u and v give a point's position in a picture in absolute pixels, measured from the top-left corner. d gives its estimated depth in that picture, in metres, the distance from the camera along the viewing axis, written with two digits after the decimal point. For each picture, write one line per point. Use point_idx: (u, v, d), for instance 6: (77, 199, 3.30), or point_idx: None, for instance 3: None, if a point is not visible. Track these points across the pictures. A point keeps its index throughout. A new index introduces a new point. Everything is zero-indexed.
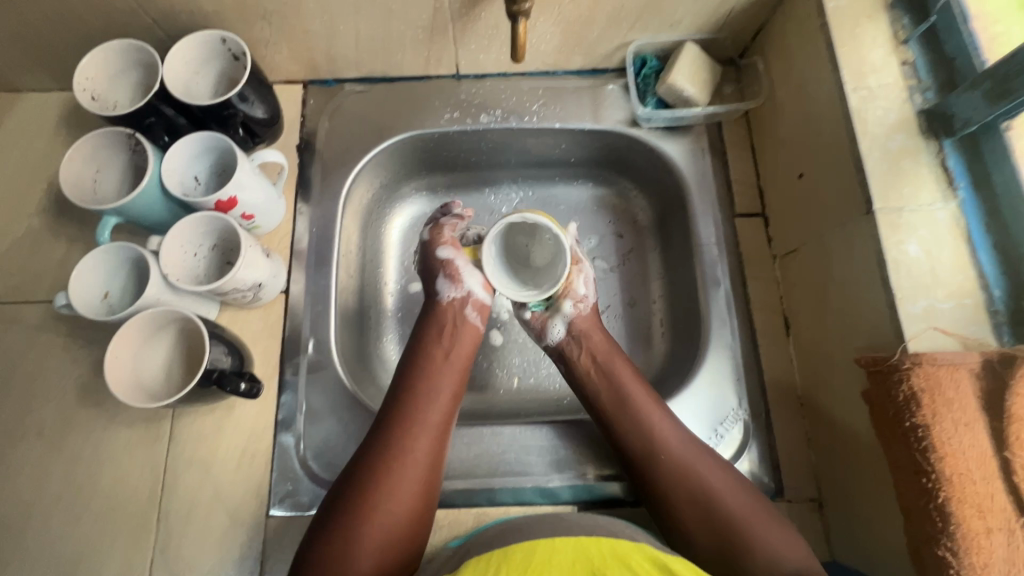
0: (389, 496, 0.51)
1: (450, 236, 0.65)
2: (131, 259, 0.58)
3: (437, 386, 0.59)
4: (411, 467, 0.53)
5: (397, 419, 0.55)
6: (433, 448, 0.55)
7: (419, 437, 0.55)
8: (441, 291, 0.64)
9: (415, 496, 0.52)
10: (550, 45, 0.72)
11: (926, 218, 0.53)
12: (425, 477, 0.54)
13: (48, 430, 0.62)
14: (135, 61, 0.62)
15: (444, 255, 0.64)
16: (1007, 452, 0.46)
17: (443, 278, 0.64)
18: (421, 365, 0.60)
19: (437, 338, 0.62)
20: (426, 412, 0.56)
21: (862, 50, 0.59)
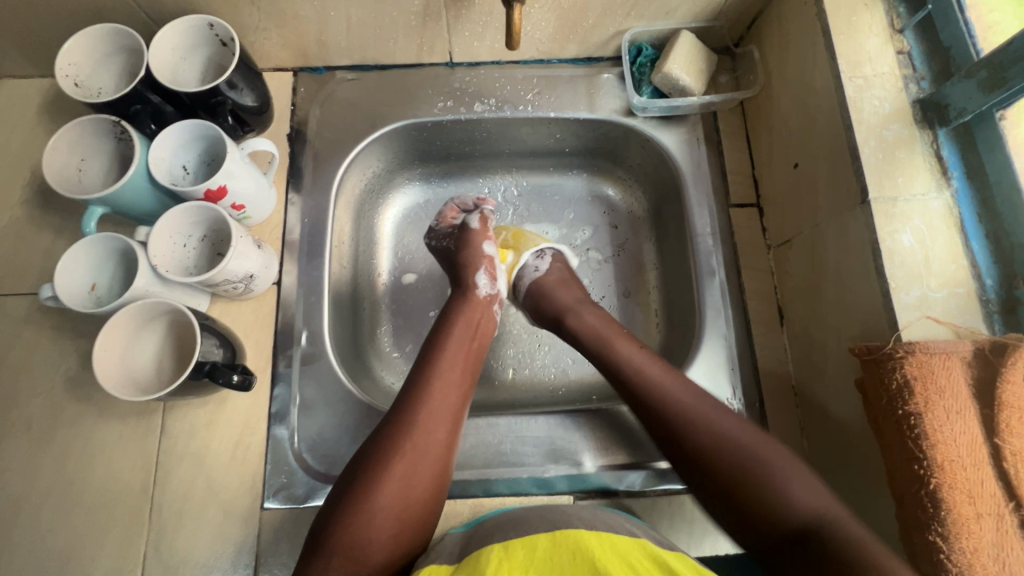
0: (409, 474, 0.51)
1: (487, 234, 0.71)
2: (118, 250, 0.57)
3: (458, 368, 0.59)
4: (430, 444, 0.53)
5: (419, 396, 0.55)
6: (450, 429, 0.55)
7: (440, 413, 0.55)
8: (480, 284, 0.67)
9: (431, 476, 0.52)
10: (546, 33, 0.71)
11: (920, 208, 0.54)
12: (442, 456, 0.53)
13: (35, 425, 0.61)
14: (120, 47, 0.60)
15: (485, 250, 0.70)
16: (997, 439, 0.46)
17: (484, 271, 0.68)
18: (444, 345, 0.60)
19: (466, 325, 0.63)
20: (447, 390, 0.56)
21: (858, 39, 0.59)
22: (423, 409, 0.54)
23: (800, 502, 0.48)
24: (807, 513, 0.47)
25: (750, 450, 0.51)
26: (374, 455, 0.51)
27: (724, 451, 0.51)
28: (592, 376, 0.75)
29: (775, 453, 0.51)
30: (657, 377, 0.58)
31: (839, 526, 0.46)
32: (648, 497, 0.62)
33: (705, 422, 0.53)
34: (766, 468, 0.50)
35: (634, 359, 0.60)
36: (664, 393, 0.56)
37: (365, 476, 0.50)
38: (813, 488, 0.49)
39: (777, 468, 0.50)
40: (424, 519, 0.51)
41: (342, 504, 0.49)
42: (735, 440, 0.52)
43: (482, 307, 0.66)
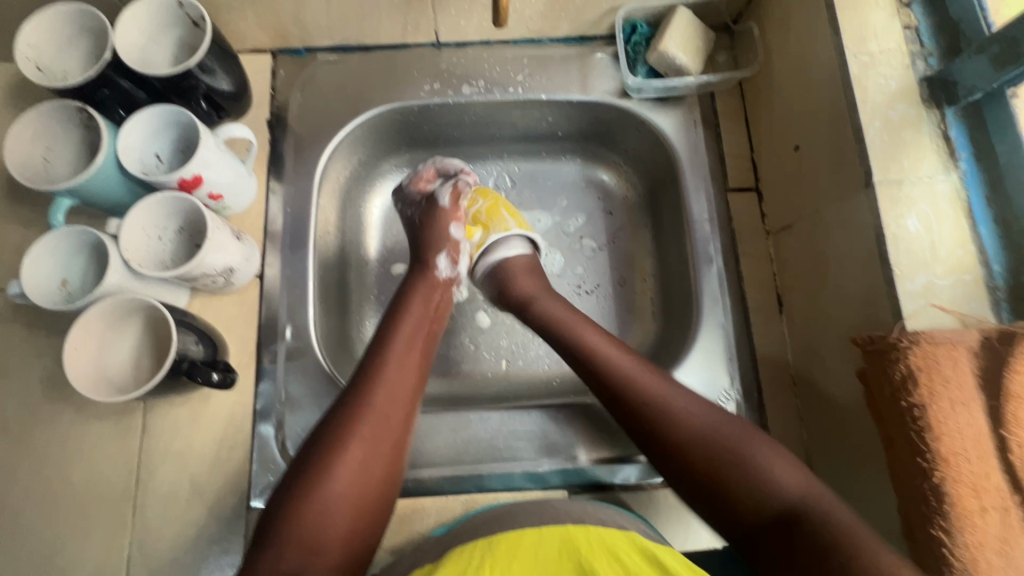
0: (367, 458, 0.49)
1: (456, 215, 0.69)
2: (89, 244, 0.55)
3: (414, 345, 0.57)
4: (388, 427, 0.51)
5: (375, 375, 0.53)
6: (408, 410, 0.53)
7: (396, 393, 0.53)
8: (440, 267, 0.65)
9: (387, 460, 0.50)
10: (535, 10, 0.68)
11: (926, 191, 0.51)
12: (399, 437, 0.52)
13: (10, 425, 0.59)
14: (85, 28, 0.57)
15: (451, 233, 0.68)
16: (1004, 431, 0.45)
17: (445, 254, 0.66)
18: (400, 324, 0.58)
19: (425, 302, 0.61)
20: (404, 369, 0.54)
21: (863, 13, 0.56)
22: (379, 388, 0.52)
23: (779, 484, 0.46)
24: (784, 496, 0.46)
25: (722, 433, 0.50)
26: (326, 437, 0.49)
27: (687, 437, 0.50)
28: None
29: (756, 439, 0.49)
30: (619, 364, 0.56)
31: (821, 508, 0.44)
32: (645, 490, 0.61)
33: (667, 408, 0.52)
34: (743, 450, 0.48)
35: (595, 344, 0.58)
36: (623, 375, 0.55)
37: (318, 459, 0.48)
38: (793, 468, 0.47)
39: (754, 450, 0.48)
40: (378, 504, 0.49)
41: (293, 489, 0.46)
42: (706, 427, 0.50)
43: (441, 290, 0.63)
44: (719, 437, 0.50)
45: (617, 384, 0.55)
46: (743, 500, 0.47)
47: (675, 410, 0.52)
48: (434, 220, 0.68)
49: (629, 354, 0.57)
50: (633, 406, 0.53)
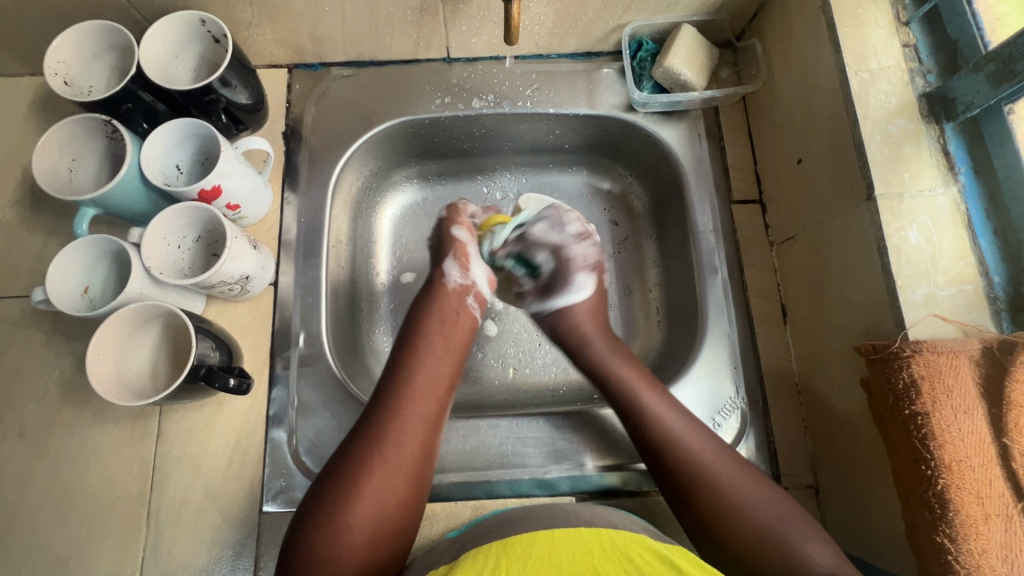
0: (381, 489, 0.49)
1: (462, 222, 0.68)
2: (111, 252, 0.56)
3: (433, 374, 0.56)
4: (402, 460, 0.50)
5: (390, 407, 0.53)
6: (425, 439, 0.52)
7: (411, 424, 0.52)
8: (448, 274, 0.65)
9: (404, 488, 0.50)
10: (544, 27, 0.70)
11: (926, 204, 0.53)
12: (415, 465, 0.51)
13: (29, 429, 0.60)
14: (110, 45, 0.59)
15: (457, 237, 0.67)
16: (1006, 439, 0.46)
17: (454, 260, 0.65)
18: (419, 351, 0.57)
19: (436, 321, 0.61)
20: (422, 399, 0.54)
21: (863, 31, 0.58)
22: (393, 419, 0.52)
23: (815, 568, 0.47)
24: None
25: (766, 512, 0.50)
26: (344, 470, 0.49)
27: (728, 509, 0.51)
28: None
29: (792, 521, 0.50)
30: (664, 419, 0.56)
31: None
32: (651, 497, 0.62)
33: (711, 477, 0.52)
34: (780, 532, 0.49)
35: (649, 404, 0.57)
36: (668, 434, 0.55)
37: (334, 494, 0.48)
38: (827, 550, 0.48)
39: (793, 532, 0.49)
40: (395, 532, 0.49)
41: (311, 521, 0.47)
42: (752, 505, 0.51)
43: (452, 302, 0.63)
44: (759, 515, 0.50)
45: (665, 438, 0.55)
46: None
47: (716, 476, 0.52)
48: (441, 233, 0.68)
49: (678, 412, 0.57)
50: (674, 465, 0.54)
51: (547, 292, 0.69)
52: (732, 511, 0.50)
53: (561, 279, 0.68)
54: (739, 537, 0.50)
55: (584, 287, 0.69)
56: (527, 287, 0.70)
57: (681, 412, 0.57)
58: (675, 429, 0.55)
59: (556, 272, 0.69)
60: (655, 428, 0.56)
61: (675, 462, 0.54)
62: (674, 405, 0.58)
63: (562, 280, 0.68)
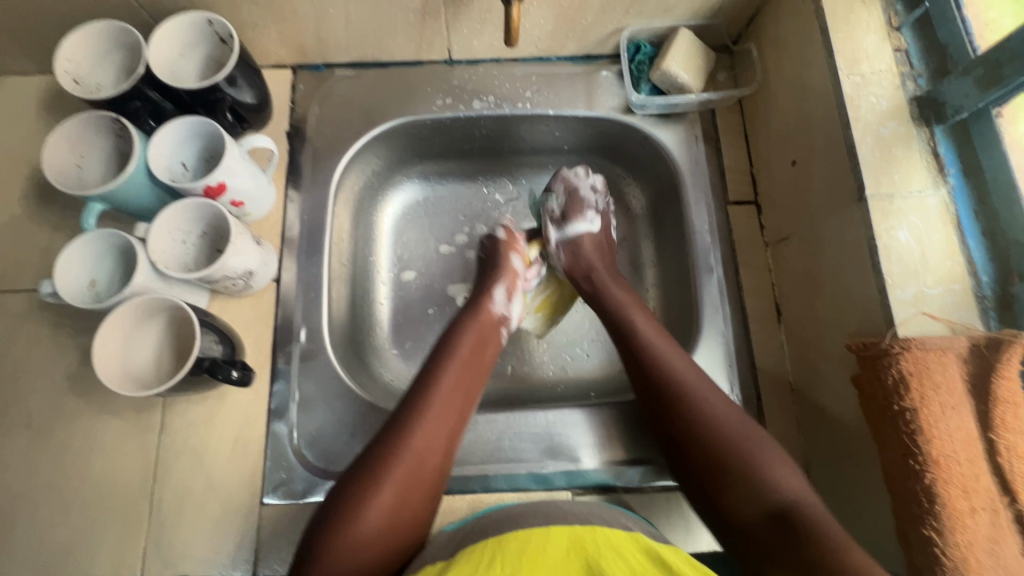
0: (400, 492, 0.49)
1: (518, 246, 0.71)
2: (118, 246, 0.57)
3: (460, 387, 0.57)
4: (429, 459, 0.52)
5: (422, 405, 0.54)
6: (446, 446, 0.54)
7: (436, 431, 0.53)
8: (496, 300, 0.67)
9: (426, 485, 0.51)
10: (544, 30, 0.71)
11: (916, 205, 0.54)
12: (439, 465, 0.53)
13: (35, 420, 0.61)
14: (119, 44, 0.60)
15: (512, 263, 0.70)
16: (992, 435, 0.47)
17: (503, 287, 0.68)
18: (449, 362, 0.58)
19: (471, 336, 0.62)
20: (449, 409, 0.55)
21: (855, 36, 0.59)
22: (426, 417, 0.53)
23: (781, 486, 0.49)
24: (780, 495, 0.48)
25: (742, 435, 0.52)
26: (373, 460, 0.50)
27: (712, 430, 0.53)
28: (590, 372, 0.76)
29: (766, 443, 0.52)
30: (668, 355, 0.59)
31: (812, 512, 0.46)
32: (646, 492, 0.63)
33: (706, 404, 0.55)
34: (755, 449, 0.51)
35: (655, 345, 0.60)
36: (669, 366, 0.58)
37: (357, 488, 0.49)
38: (794, 476, 0.50)
39: (765, 451, 0.51)
40: (412, 527, 0.50)
41: (329, 521, 0.47)
42: (728, 426, 0.53)
43: (489, 323, 0.65)
44: (732, 438, 0.52)
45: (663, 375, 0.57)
46: (741, 492, 0.49)
47: (705, 404, 0.55)
48: (490, 249, 0.71)
49: (689, 363, 0.59)
50: (671, 395, 0.56)
51: (566, 218, 0.73)
52: (710, 433, 0.53)
53: (575, 210, 0.73)
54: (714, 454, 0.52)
55: (595, 221, 0.74)
56: (551, 215, 0.74)
57: (690, 362, 0.59)
58: (676, 362, 0.58)
59: (569, 203, 0.73)
60: (658, 360, 0.58)
61: (671, 397, 0.56)
62: (674, 346, 0.60)
63: (574, 211, 0.73)
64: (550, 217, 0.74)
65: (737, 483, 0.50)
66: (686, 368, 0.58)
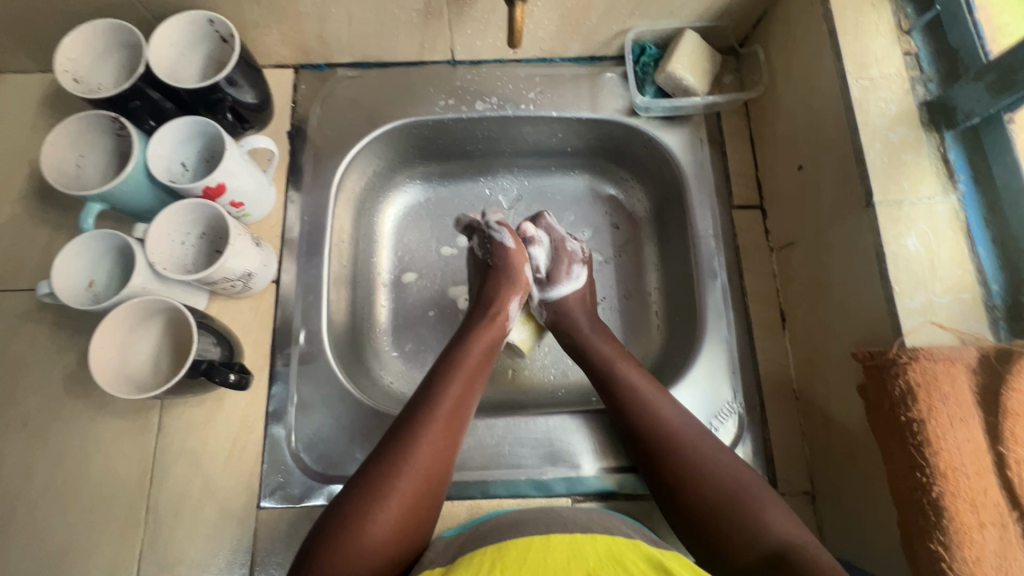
0: (405, 501, 0.49)
1: (529, 262, 0.71)
2: (116, 247, 0.57)
3: (465, 393, 0.57)
4: (433, 471, 0.51)
5: (424, 418, 0.53)
6: (450, 454, 0.53)
7: (440, 439, 0.53)
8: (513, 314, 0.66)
9: (429, 498, 0.51)
10: (548, 31, 0.70)
11: (926, 212, 0.53)
12: (441, 476, 0.52)
13: (32, 421, 0.61)
14: (120, 43, 0.60)
15: (522, 273, 0.69)
16: (1002, 448, 0.45)
17: (517, 298, 0.67)
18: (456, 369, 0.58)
19: (478, 342, 0.61)
20: (454, 416, 0.55)
21: (865, 39, 0.58)
22: (433, 427, 0.53)
23: (773, 527, 0.48)
24: (774, 538, 0.47)
25: (734, 476, 0.52)
26: (374, 473, 0.49)
27: (699, 478, 0.52)
28: None
29: (757, 486, 0.51)
30: (653, 400, 0.58)
31: (806, 553, 0.46)
32: (646, 500, 0.62)
33: (697, 449, 0.54)
34: (746, 493, 0.51)
35: (641, 390, 0.59)
36: (653, 412, 0.57)
37: (362, 498, 0.48)
38: (786, 517, 0.49)
39: (755, 496, 0.50)
40: (416, 540, 0.50)
41: (332, 531, 0.46)
42: (720, 469, 0.52)
43: (494, 330, 0.64)
44: (724, 483, 0.51)
45: (655, 421, 0.56)
46: (736, 537, 0.48)
47: (695, 446, 0.54)
48: (498, 254, 0.69)
49: (673, 405, 0.58)
50: (660, 443, 0.55)
51: (551, 279, 0.70)
52: (701, 475, 0.52)
53: (562, 270, 0.70)
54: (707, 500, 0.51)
55: (580, 277, 0.71)
56: (535, 274, 0.71)
57: (674, 404, 0.58)
58: (660, 406, 0.58)
59: (554, 263, 0.70)
60: (644, 408, 0.57)
61: (666, 442, 0.55)
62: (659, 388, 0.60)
63: (561, 270, 0.70)
64: (533, 277, 0.71)
65: (730, 527, 0.49)
66: (672, 413, 0.57)
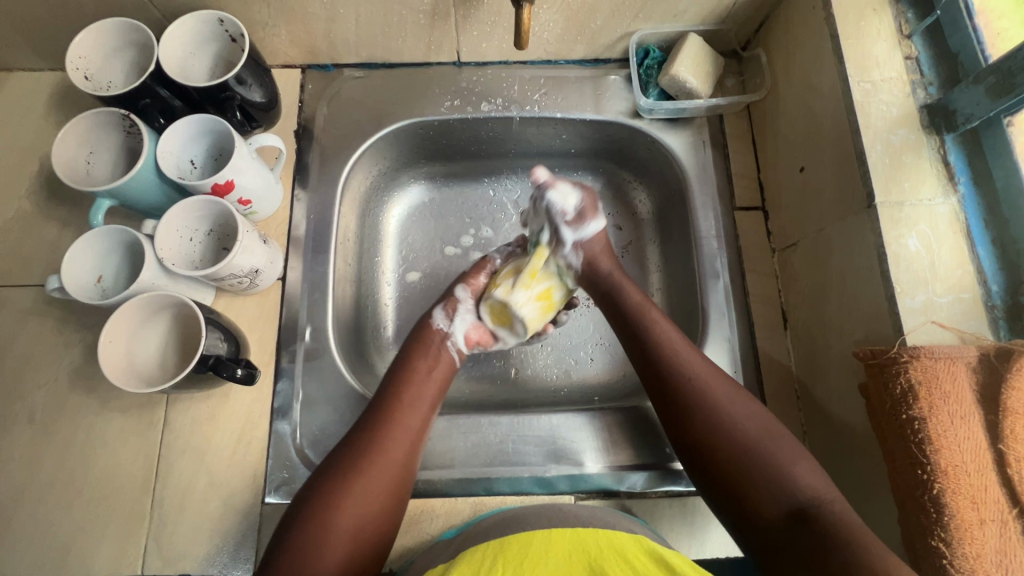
0: (364, 497, 0.50)
1: (471, 281, 0.68)
2: (125, 243, 0.57)
3: (418, 396, 0.58)
4: (390, 467, 0.52)
5: (378, 420, 0.54)
6: (410, 454, 0.54)
7: (396, 439, 0.54)
8: (435, 319, 0.65)
9: (387, 496, 0.51)
10: (553, 33, 0.71)
11: (926, 213, 0.54)
12: (399, 476, 0.53)
13: (39, 416, 0.61)
14: (130, 42, 0.61)
15: (459, 292, 0.67)
16: (1002, 446, 0.46)
17: (441, 307, 0.66)
18: (407, 374, 0.59)
19: (425, 349, 0.62)
20: (409, 417, 0.56)
21: (866, 43, 0.59)
22: (387, 428, 0.54)
23: (799, 482, 0.48)
24: (804, 493, 0.48)
25: (759, 433, 0.51)
26: (332, 472, 0.51)
27: (727, 432, 0.52)
28: (594, 376, 0.75)
29: (780, 438, 0.51)
30: (685, 355, 0.57)
31: (838, 514, 0.46)
32: (649, 498, 0.62)
33: (718, 406, 0.53)
34: (767, 447, 0.50)
35: (673, 344, 0.57)
36: (680, 367, 0.56)
37: (322, 494, 0.49)
38: (815, 472, 0.49)
39: (781, 451, 0.50)
40: (380, 534, 0.50)
41: (295, 527, 0.47)
42: (747, 426, 0.52)
43: (435, 335, 0.64)
44: (748, 437, 0.51)
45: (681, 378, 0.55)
46: (762, 491, 0.49)
47: (718, 403, 0.53)
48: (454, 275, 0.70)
49: (701, 358, 0.57)
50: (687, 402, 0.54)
51: (582, 217, 0.64)
52: (728, 429, 0.52)
53: (590, 208, 0.65)
54: (733, 457, 0.51)
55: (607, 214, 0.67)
56: (564, 216, 0.63)
57: (703, 358, 0.57)
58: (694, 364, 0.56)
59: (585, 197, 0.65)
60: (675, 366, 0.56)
61: (688, 397, 0.54)
62: (690, 346, 0.58)
63: (590, 207, 0.65)
64: (553, 236, 0.64)
65: (759, 482, 0.49)
66: (700, 366, 0.56)
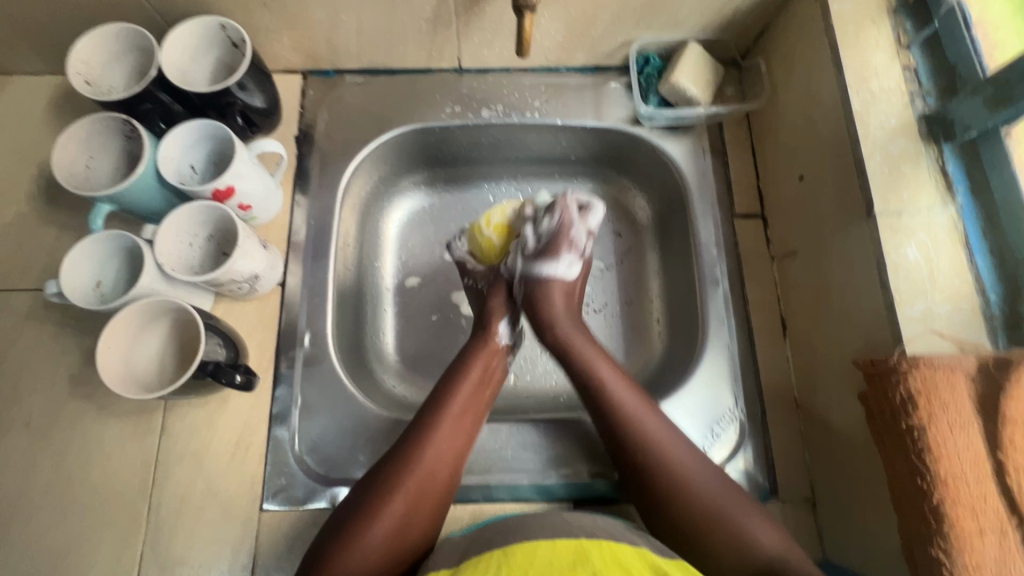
0: (406, 509, 0.51)
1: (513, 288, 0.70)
2: (124, 248, 0.57)
3: (467, 408, 0.59)
4: (435, 478, 0.54)
5: (425, 431, 0.56)
6: (454, 467, 0.56)
7: (443, 452, 0.55)
8: (500, 332, 0.67)
9: (429, 514, 0.53)
10: (554, 41, 0.71)
11: (925, 222, 0.54)
12: (441, 493, 0.54)
13: (35, 421, 0.61)
14: (132, 47, 0.61)
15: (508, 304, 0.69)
16: (1001, 455, 0.46)
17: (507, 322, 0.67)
18: (459, 385, 0.60)
19: (482, 361, 0.63)
20: (457, 430, 0.57)
21: (865, 53, 0.60)
22: (435, 436, 0.56)
23: (761, 542, 0.50)
24: (766, 556, 0.49)
25: (716, 494, 0.53)
26: (379, 482, 0.52)
27: (689, 495, 0.53)
28: None
29: (739, 501, 0.53)
30: (639, 415, 0.58)
31: (797, 567, 0.48)
32: None
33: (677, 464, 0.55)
34: (727, 511, 0.52)
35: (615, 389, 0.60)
36: (640, 427, 0.57)
37: (365, 504, 0.51)
38: (773, 529, 0.52)
39: (739, 510, 0.52)
40: (420, 541, 0.52)
41: (338, 534, 0.49)
42: (704, 486, 0.54)
43: (498, 356, 0.65)
44: (711, 499, 0.53)
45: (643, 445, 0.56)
46: (724, 556, 0.50)
47: (677, 464, 0.55)
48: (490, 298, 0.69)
49: (662, 420, 0.58)
50: (648, 460, 0.55)
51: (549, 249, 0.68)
52: (691, 491, 0.53)
53: (560, 240, 0.68)
54: (698, 523, 0.52)
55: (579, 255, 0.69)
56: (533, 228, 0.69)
57: (663, 418, 0.58)
58: (648, 420, 0.58)
59: (555, 233, 0.68)
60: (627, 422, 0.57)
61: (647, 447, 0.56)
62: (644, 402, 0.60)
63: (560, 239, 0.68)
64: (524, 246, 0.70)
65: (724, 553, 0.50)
66: (660, 430, 0.57)
